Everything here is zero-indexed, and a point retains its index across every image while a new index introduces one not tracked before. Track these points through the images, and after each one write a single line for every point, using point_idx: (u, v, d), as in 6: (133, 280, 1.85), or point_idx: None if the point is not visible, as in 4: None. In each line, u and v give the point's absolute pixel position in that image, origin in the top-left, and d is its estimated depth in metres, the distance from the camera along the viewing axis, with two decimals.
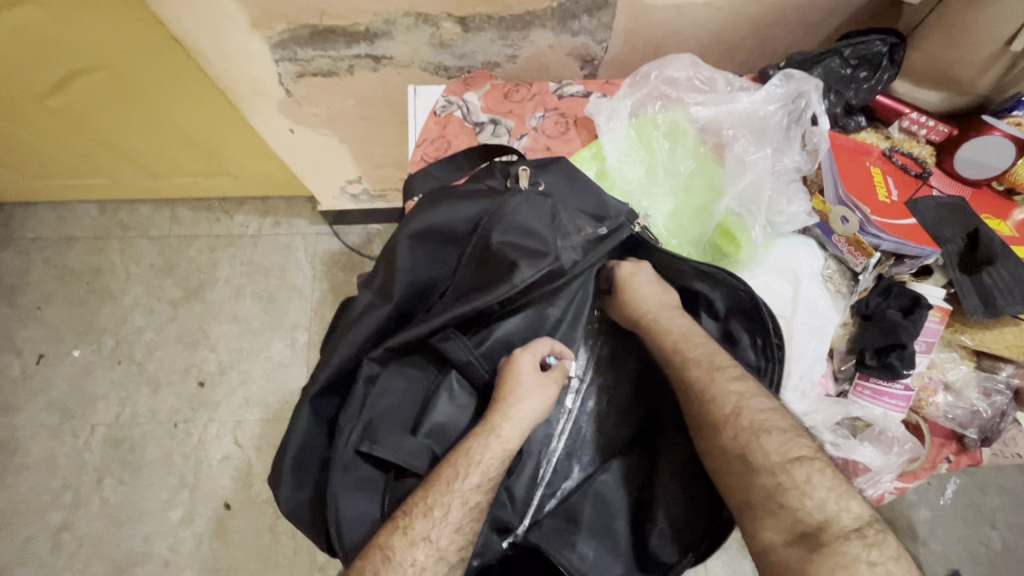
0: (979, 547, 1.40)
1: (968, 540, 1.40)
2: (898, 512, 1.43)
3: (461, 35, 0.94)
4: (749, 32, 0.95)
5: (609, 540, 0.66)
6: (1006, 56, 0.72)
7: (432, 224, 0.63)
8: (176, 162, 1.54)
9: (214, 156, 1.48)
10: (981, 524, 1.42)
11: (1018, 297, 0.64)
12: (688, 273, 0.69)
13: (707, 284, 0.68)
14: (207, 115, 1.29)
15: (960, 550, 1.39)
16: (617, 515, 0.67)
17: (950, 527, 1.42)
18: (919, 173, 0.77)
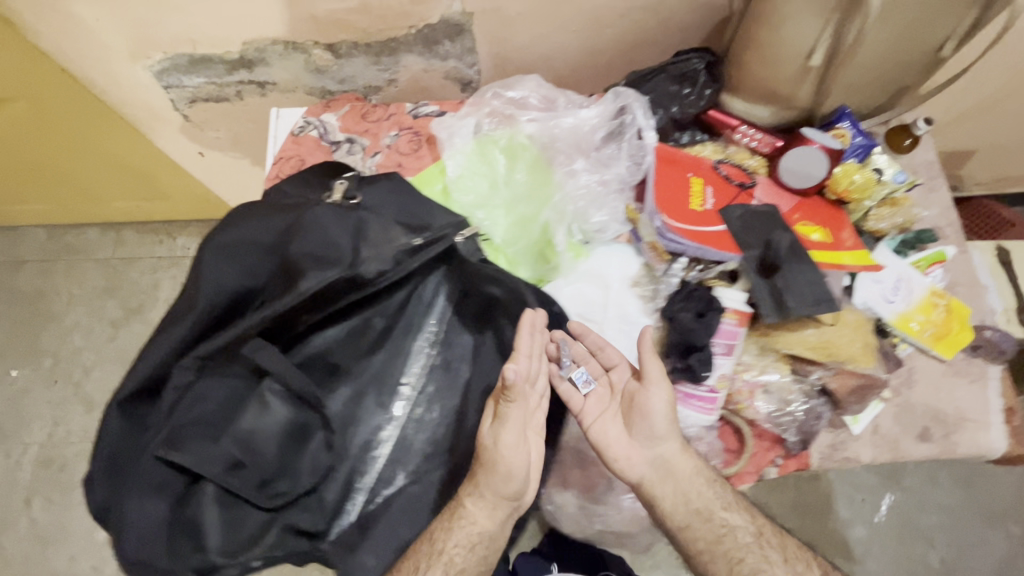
0: (915, 566, 1.37)
1: (904, 559, 1.37)
2: (830, 530, 1.40)
3: (334, 60, 0.99)
4: (611, 55, 0.99)
5: (404, 539, 0.69)
6: (813, 71, 0.75)
7: (239, 234, 0.67)
8: (112, 188, 1.60)
9: (150, 183, 1.53)
10: (918, 542, 1.38)
11: (808, 301, 0.66)
12: (482, 277, 0.73)
13: (498, 288, 0.72)
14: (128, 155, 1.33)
15: (895, 568, 1.36)
16: (420, 509, 0.71)
17: (885, 545, 1.39)
18: (741, 183, 0.80)
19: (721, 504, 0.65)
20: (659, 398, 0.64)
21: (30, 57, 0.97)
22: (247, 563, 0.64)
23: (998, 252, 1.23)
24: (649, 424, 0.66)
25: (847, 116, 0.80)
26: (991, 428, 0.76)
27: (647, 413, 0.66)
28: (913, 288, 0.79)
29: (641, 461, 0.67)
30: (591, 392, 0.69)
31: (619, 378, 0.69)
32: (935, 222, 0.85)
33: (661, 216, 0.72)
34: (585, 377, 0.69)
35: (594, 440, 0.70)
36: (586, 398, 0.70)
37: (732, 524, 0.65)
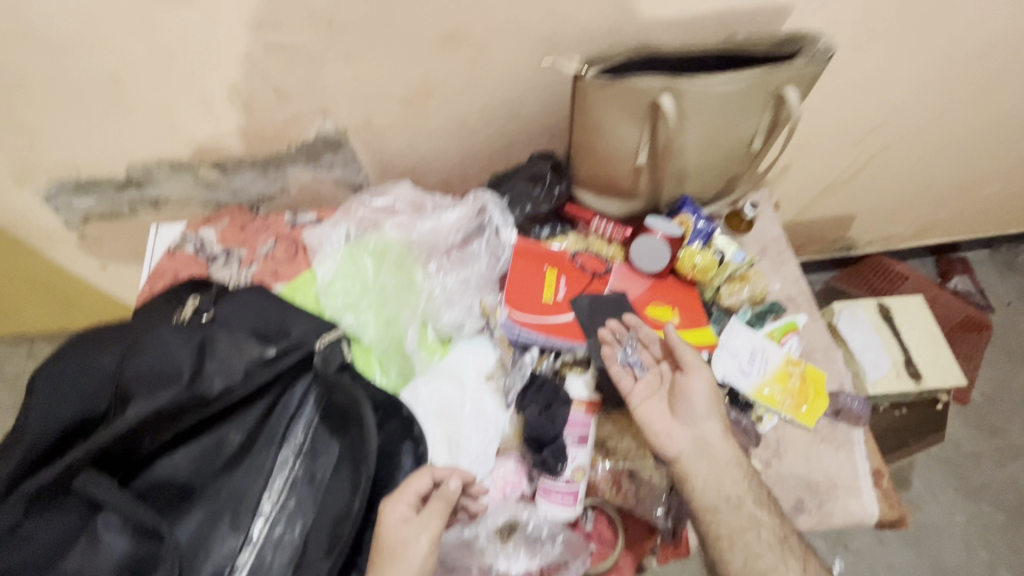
0: None
1: None
2: None
3: (222, 176, 1.03)
4: (489, 158, 1.05)
5: None
6: (643, 169, 0.82)
7: (83, 359, 0.68)
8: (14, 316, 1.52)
9: (55, 308, 1.47)
10: None
11: (647, 386, 0.71)
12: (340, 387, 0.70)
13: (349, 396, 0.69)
14: (28, 276, 1.29)
15: None
16: None
17: None
18: (595, 271, 0.83)
19: (752, 497, 0.67)
20: (701, 380, 0.71)
21: None
22: None
23: (882, 308, 1.29)
24: (690, 405, 0.71)
25: (688, 203, 0.88)
26: (861, 494, 0.77)
27: (689, 395, 0.71)
28: (768, 358, 0.82)
29: (682, 436, 0.70)
30: (641, 376, 0.73)
31: (667, 368, 0.75)
32: (785, 293, 0.91)
33: (506, 309, 0.76)
34: (638, 361, 0.74)
35: (640, 420, 0.71)
36: (636, 381, 0.73)
37: (758, 521, 0.66)
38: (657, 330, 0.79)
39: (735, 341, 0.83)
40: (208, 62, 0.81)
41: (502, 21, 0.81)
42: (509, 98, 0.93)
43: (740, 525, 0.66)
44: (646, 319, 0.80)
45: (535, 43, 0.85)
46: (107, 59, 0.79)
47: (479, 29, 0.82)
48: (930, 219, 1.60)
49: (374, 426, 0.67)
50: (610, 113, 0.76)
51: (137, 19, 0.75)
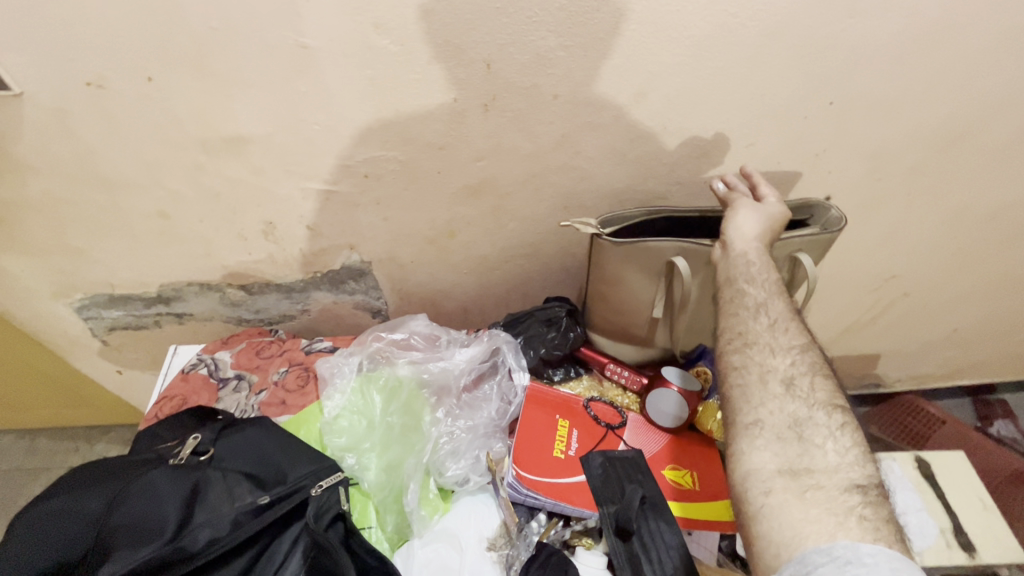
0: None
1: None
2: None
3: (247, 296, 1.06)
4: (507, 291, 1.06)
5: None
6: (660, 321, 0.82)
7: (65, 502, 0.63)
8: (21, 409, 1.50)
9: (65, 404, 1.46)
10: None
11: (666, 570, 0.62)
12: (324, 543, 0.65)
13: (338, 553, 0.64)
14: (46, 375, 1.30)
15: None
16: None
17: None
18: (609, 423, 0.80)
19: (765, 352, 0.61)
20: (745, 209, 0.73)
21: None
22: None
23: (920, 462, 1.21)
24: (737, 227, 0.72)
25: (707, 354, 0.85)
26: None
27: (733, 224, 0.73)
28: None
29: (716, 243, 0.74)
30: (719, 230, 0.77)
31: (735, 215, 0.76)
32: None
33: (513, 468, 0.71)
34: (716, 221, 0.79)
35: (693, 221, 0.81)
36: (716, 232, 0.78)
37: (773, 419, 0.56)
38: (676, 496, 0.73)
39: None
40: (250, 203, 0.87)
41: (525, 177, 0.87)
42: (530, 240, 0.96)
43: (772, 407, 0.57)
44: (663, 482, 0.74)
45: (556, 198, 0.90)
46: (159, 198, 0.86)
47: (504, 183, 0.87)
48: (961, 360, 1.53)
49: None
50: (625, 270, 0.78)
51: (191, 167, 0.82)
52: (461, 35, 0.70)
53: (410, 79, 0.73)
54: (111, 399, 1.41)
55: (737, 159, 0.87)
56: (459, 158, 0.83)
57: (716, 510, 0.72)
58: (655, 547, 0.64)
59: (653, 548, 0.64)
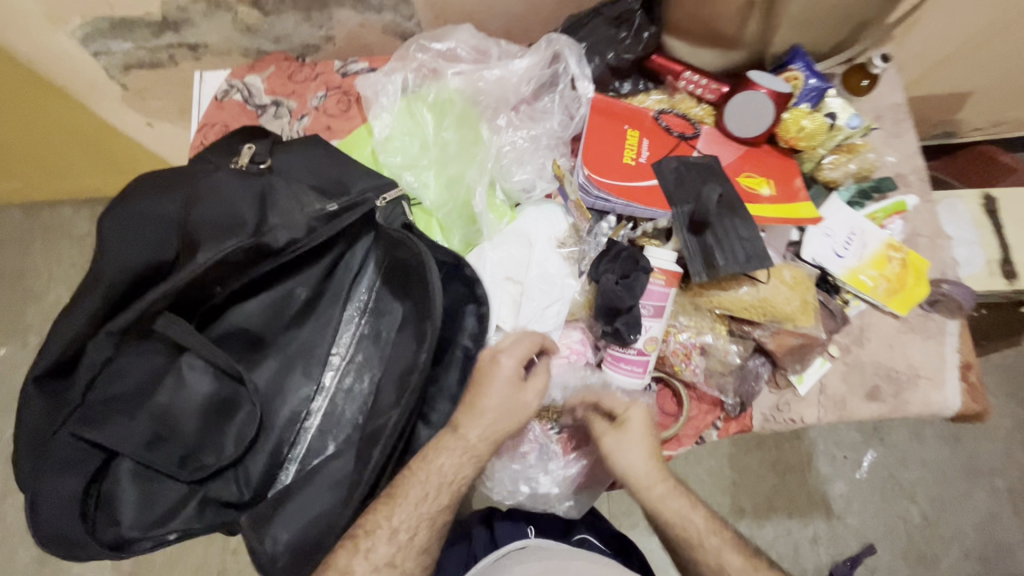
0: (896, 521, 1.35)
1: (884, 513, 1.35)
2: (812, 487, 1.38)
3: (263, 18, 0.93)
4: (559, 1, 0.90)
5: (307, 511, 0.61)
6: (756, 9, 0.68)
7: (144, 207, 0.65)
8: (67, 175, 1.51)
9: (108, 170, 1.46)
10: (900, 497, 1.36)
11: (738, 258, 0.64)
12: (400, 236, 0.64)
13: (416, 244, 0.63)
14: (80, 136, 1.26)
15: (875, 524, 1.34)
16: (341, 481, 0.63)
17: (867, 501, 1.37)
18: (682, 134, 0.74)
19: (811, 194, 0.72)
20: None
21: None
22: (161, 535, 0.62)
23: (987, 200, 1.15)
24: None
25: (800, 57, 0.74)
26: (944, 386, 0.72)
27: None
28: (867, 241, 0.74)
29: None
30: None
31: None
32: (897, 169, 0.79)
33: (585, 169, 0.68)
34: None
35: None
36: None
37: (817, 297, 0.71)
38: (749, 201, 0.70)
39: (834, 219, 0.74)
40: None
41: None
42: None
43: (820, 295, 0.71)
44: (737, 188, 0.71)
45: None
46: None
47: None
48: None
49: (438, 284, 0.61)
50: None
51: None
52: None
53: None
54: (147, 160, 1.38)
55: None
56: None
57: (791, 214, 0.70)
58: (732, 237, 0.65)
59: (726, 239, 0.65)
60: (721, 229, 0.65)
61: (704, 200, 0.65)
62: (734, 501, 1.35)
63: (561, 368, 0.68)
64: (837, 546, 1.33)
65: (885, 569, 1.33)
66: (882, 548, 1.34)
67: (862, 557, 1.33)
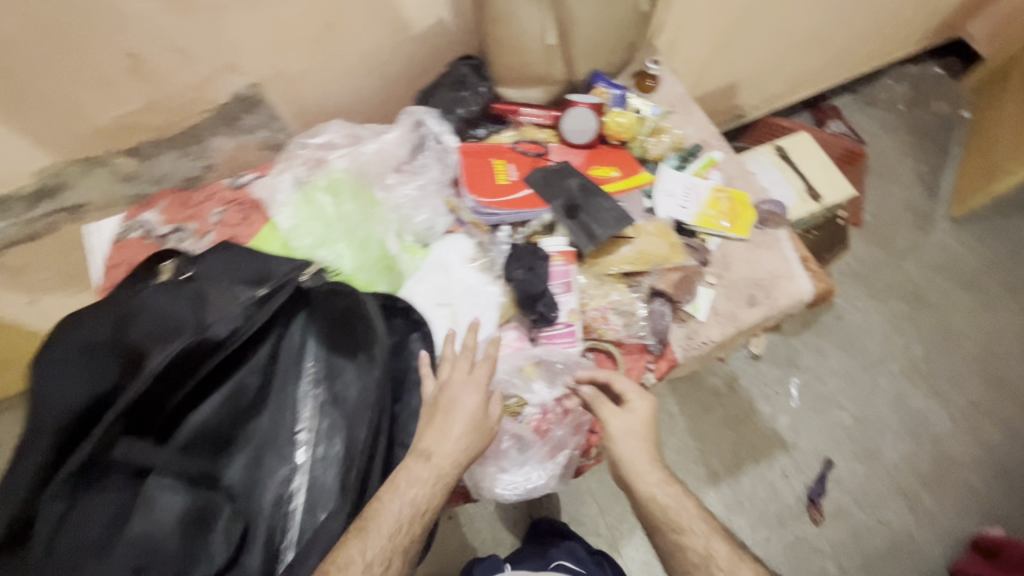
0: (836, 429, 1.54)
1: (825, 426, 1.54)
2: (763, 427, 1.53)
3: (141, 164, 0.99)
4: (405, 85, 1.08)
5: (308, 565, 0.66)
6: (554, 49, 0.89)
7: (78, 342, 0.67)
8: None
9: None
10: (830, 408, 1.56)
11: (611, 224, 0.81)
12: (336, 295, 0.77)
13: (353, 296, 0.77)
14: None
15: (822, 438, 1.52)
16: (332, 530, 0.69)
17: (808, 422, 1.55)
18: (537, 153, 0.92)
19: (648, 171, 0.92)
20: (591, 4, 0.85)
21: None
22: None
23: (779, 148, 1.47)
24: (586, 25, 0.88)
25: (601, 79, 0.97)
26: (796, 278, 0.92)
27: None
28: (699, 191, 0.95)
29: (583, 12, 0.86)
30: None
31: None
32: (700, 135, 1.03)
33: (471, 196, 0.83)
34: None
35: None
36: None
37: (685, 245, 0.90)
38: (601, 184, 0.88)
39: (669, 181, 0.94)
40: (98, 32, 0.77)
41: None
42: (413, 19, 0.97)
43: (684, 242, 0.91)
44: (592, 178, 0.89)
45: None
46: None
47: None
48: (801, 70, 1.71)
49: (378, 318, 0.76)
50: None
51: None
52: None
53: None
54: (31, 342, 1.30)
55: None
56: None
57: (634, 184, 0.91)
58: (601, 210, 0.82)
59: (597, 213, 0.82)
60: (590, 208, 0.82)
61: (567, 193, 0.83)
62: (707, 465, 1.46)
63: (508, 362, 0.78)
64: (803, 471, 1.48)
65: (847, 475, 1.49)
66: (837, 458, 1.51)
67: (825, 472, 1.49)
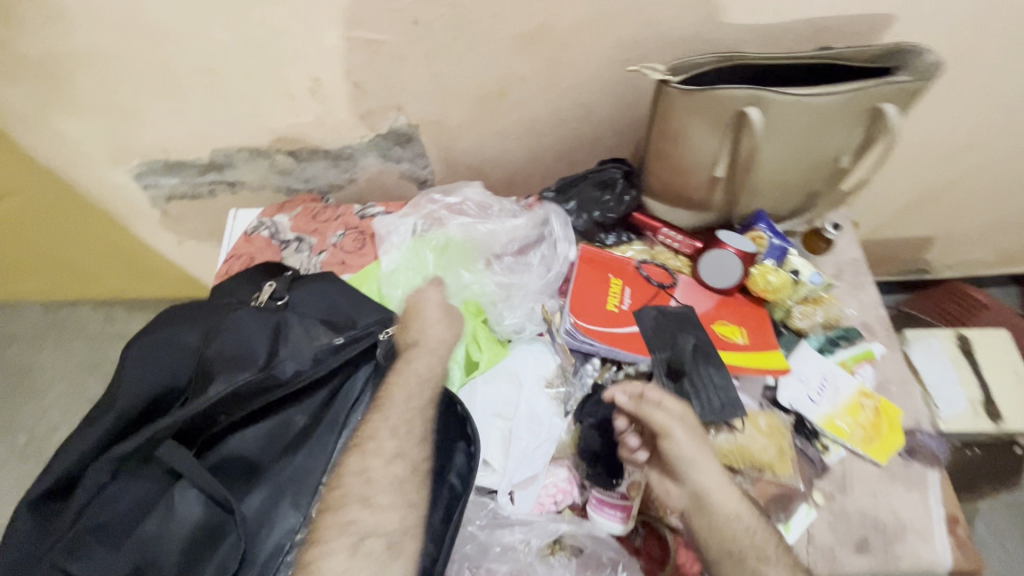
0: None
1: None
2: None
3: (296, 163, 1.05)
4: (554, 158, 1.04)
5: None
6: (721, 181, 0.79)
7: (168, 337, 0.72)
8: (95, 278, 1.60)
9: (131, 271, 1.52)
10: None
11: (713, 408, 0.68)
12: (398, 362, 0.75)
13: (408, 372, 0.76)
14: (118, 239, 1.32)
15: None
16: None
17: None
18: (661, 283, 0.82)
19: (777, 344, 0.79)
20: (776, 146, 0.74)
21: (28, 165, 1.07)
22: None
23: (961, 340, 1.20)
24: (764, 165, 0.77)
25: (763, 219, 0.85)
26: (933, 540, 0.71)
27: (778, 138, 0.73)
28: (839, 388, 0.78)
29: (769, 150, 0.75)
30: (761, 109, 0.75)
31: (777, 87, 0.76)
32: (862, 319, 0.86)
33: (571, 317, 0.76)
34: None
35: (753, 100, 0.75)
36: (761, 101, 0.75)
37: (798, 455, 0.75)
38: (720, 346, 0.77)
39: (805, 367, 0.79)
40: (294, 53, 0.83)
41: (585, 24, 0.81)
42: (581, 102, 0.92)
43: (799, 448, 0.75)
44: (712, 335, 0.78)
45: (616, 46, 0.84)
46: (205, 48, 0.82)
47: (562, 27, 0.81)
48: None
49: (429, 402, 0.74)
50: (690, 122, 0.73)
51: (235, 12, 0.77)
52: None
53: None
54: (173, 265, 1.45)
55: (818, 6, 0.79)
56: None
57: (760, 362, 0.76)
58: (708, 388, 0.69)
59: (702, 389, 0.69)
60: (697, 379, 0.70)
61: (678, 350, 0.71)
62: None
63: (542, 506, 0.70)
64: None
65: None
66: None
67: None
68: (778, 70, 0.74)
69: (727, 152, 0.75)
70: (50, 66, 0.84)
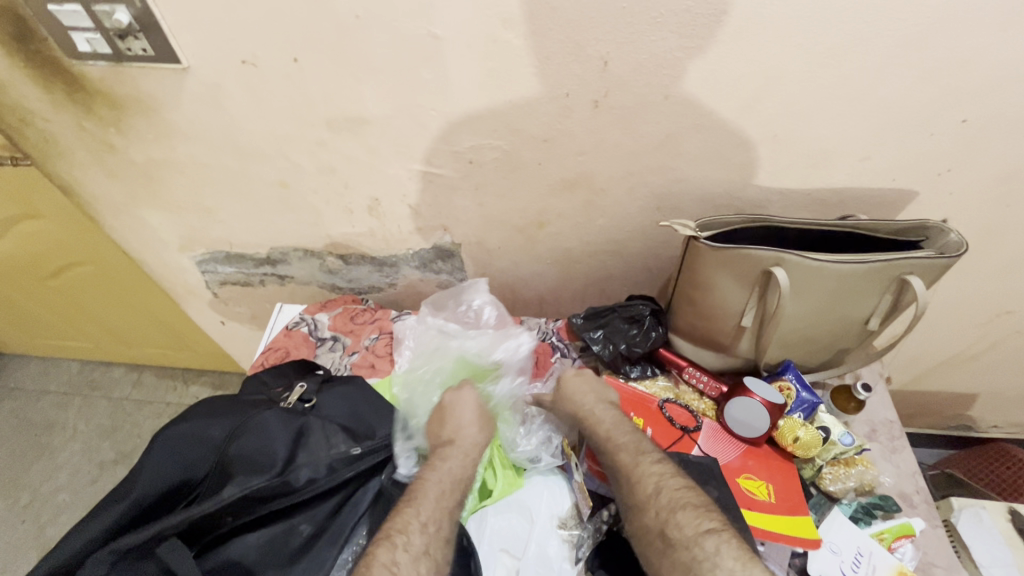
0: None
1: None
2: None
3: (343, 266, 1.13)
4: (585, 283, 1.08)
5: None
6: (746, 330, 0.81)
7: (194, 429, 0.73)
8: (133, 345, 1.68)
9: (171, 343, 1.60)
10: None
11: None
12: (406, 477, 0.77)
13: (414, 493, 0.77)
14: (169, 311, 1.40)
15: None
16: None
17: None
18: (685, 426, 0.82)
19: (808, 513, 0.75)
20: (802, 305, 0.77)
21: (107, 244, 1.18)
22: None
23: (1014, 515, 1.09)
24: (790, 321, 0.79)
25: (791, 369, 0.84)
26: None
27: (803, 298, 0.76)
28: (876, 564, 0.71)
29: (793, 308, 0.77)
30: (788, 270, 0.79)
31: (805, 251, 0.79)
32: (898, 488, 0.81)
33: (588, 457, 0.78)
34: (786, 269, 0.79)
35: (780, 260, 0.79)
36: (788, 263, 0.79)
37: None
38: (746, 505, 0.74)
39: (836, 537, 0.74)
40: (358, 177, 0.93)
41: (622, 176, 0.88)
42: (615, 238, 0.98)
43: None
44: (736, 490, 0.76)
45: (652, 195, 0.91)
46: (283, 167, 0.93)
47: (601, 177, 0.89)
48: None
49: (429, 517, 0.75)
50: (717, 274, 0.77)
51: (315, 143, 0.88)
52: (583, 32, 0.71)
53: (521, 75, 0.76)
54: (212, 340, 1.51)
55: (841, 177, 0.84)
56: (561, 152, 0.86)
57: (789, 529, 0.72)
58: None
59: None
60: None
61: None
62: None
63: None
64: None
65: None
66: None
67: None
68: (804, 234, 0.78)
69: (752, 305, 0.78)
70: (150, 171, 0.97)
